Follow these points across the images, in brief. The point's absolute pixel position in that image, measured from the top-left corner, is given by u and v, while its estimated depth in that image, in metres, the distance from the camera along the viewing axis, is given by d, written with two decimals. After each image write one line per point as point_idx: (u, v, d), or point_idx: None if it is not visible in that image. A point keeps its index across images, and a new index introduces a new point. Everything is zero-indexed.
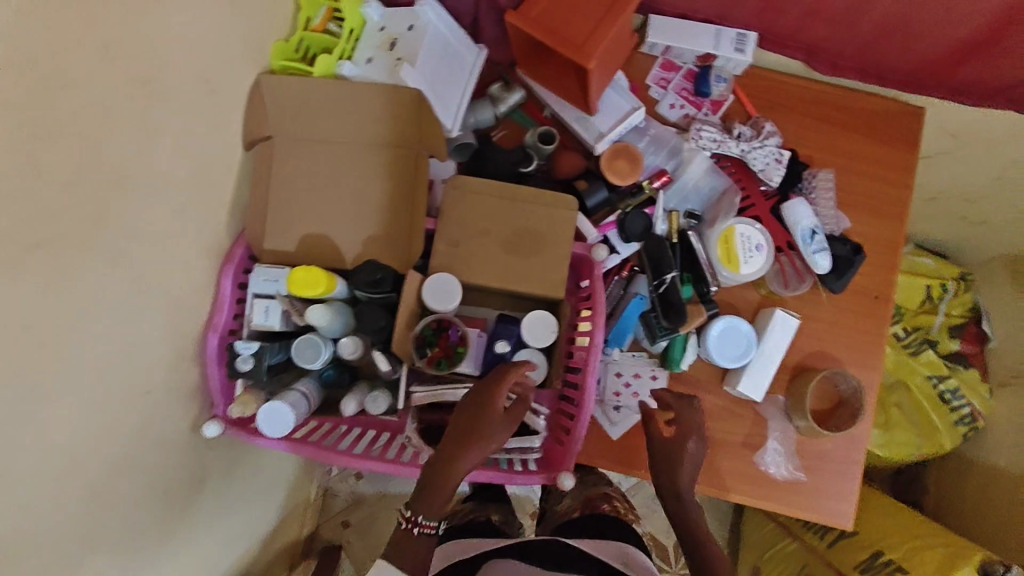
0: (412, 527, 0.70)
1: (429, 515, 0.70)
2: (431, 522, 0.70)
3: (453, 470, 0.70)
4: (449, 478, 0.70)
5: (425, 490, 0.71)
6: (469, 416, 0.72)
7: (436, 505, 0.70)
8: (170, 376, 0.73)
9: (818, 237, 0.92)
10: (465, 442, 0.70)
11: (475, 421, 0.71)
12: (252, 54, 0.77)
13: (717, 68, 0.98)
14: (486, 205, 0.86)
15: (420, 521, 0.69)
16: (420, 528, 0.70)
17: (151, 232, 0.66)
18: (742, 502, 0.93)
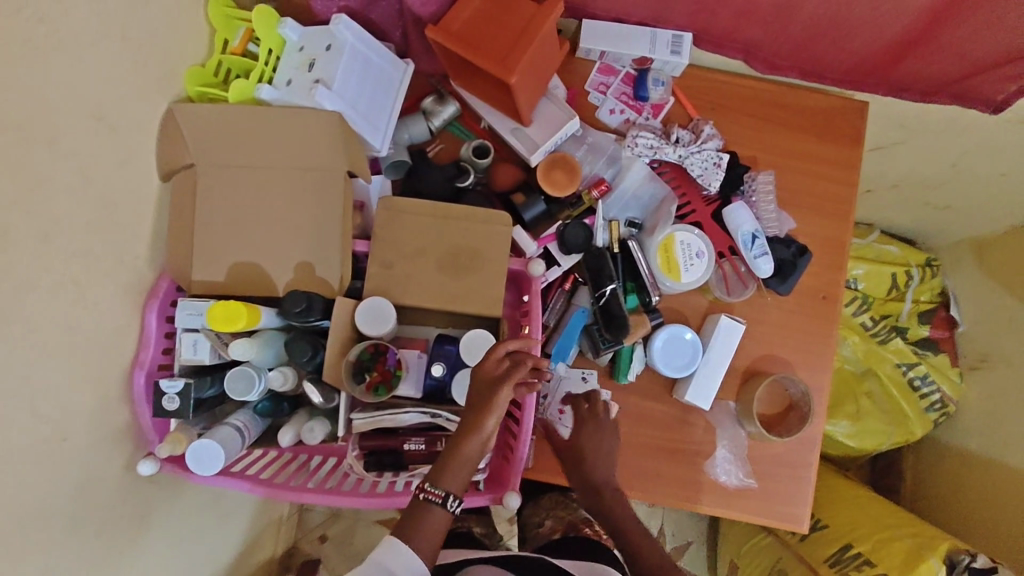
0: (420, 494, 0.69)
1: (441, 484, 0.69)
2: (438, 491, 0.68)
3: (466, 436, 0.69)
4: (462, 446, 0.69)
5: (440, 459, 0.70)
6: (481, 381, 0.71)
7: (453, 475, 0.69)
8: (94, 419, 0.72)
9: (759, 241, 0.91)
10: (476, 406, 0.69)
11: (483, 385, 0.70)
12: (165, 83, 0.75)
13: (655, 71, 0.96)
14: (418, 223, 0.85)
15: (425, 487, 0.68)
16: (425, 495, 0.68)
17: (57, 277, 0.63)
18: (710, 514, 0.92)
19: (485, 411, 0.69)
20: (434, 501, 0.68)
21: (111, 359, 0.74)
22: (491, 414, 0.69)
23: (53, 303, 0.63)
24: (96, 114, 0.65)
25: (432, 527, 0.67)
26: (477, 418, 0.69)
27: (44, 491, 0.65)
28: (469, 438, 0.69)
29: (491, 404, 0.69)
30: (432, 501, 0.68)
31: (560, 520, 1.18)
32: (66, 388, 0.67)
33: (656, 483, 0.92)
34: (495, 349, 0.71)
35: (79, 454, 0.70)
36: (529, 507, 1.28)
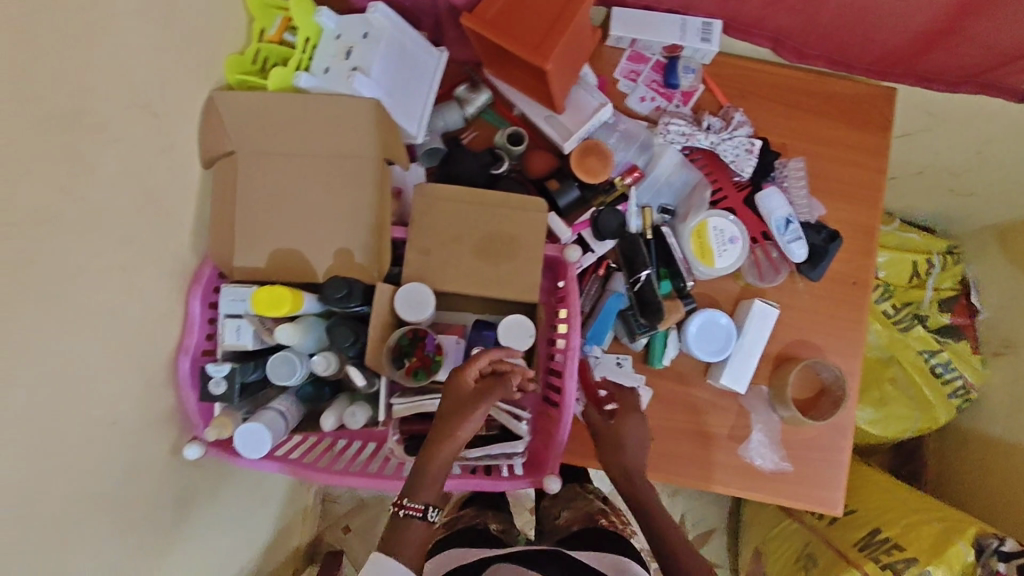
0: (400, 510, 0.69)
1: (418, 498, 0.69)
2: (417, 505, 0.69)
3: (440, 448, 0.71)
4: (434, 457, 0.71)
5: (413, 475, 0.71)
6: (452, 397, 0.73)
7: (428, 488, 0.70)
8: (141, 403, 0.73)
9: (793, 226, 0.90)
10: (450, 419, 0.72)
11: (457, 400, 0.73)
12: (205, 73, 0.76)
13: (685, 58, 0.96)
14: (455, 210, 0.85)
15: (404, 503, 0.69)
16: (404, 511, 0.68)
17: (108, 261, 0.64)
18: (732, 495, 0.93)
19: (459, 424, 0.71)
20: (415, 514, 0.68)
21: (157, 345, 0.75)
22: (466, 423, 0.71)
23: (104, 289, 0.64)
24: (142, 103, 0.66)
25: (415, 540, 0.68)
26: (450, 429, 0.71)
27: (95, 475, 0.66)
28: (443, 450, 0.71)
29: (466, 417, 0.71)
30: (412, 516, 0.68)
31: (578, 511, 1.16)
32: (115, 373, 0.68)
33: (691, 468, 0.93)
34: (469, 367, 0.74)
35: (127, 439, 0.71)
36: (548, 500, 1.26)
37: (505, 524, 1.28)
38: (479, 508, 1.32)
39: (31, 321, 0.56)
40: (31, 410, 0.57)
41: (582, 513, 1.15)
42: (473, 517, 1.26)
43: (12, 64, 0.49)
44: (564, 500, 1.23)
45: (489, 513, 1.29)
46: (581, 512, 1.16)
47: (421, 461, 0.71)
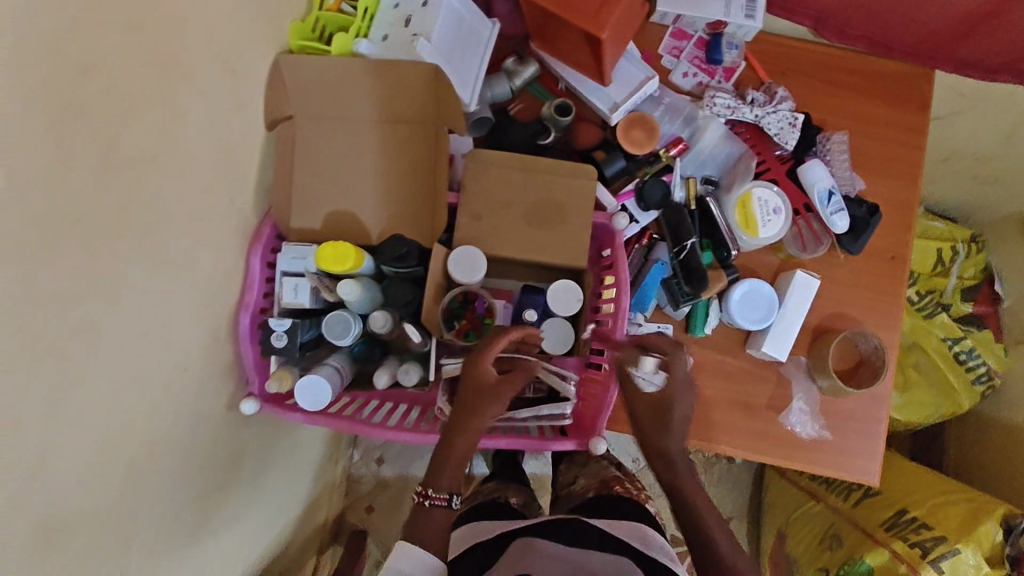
0: (424, 500, 0.74)
1: (441, 487, 0.75)
2: (441, 495, 0.74)
3: (458, 439, 0.75)
4: (454, 448, 0.75)
5: (433, 465, 0.75)
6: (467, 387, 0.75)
7: (448, 477, 0.75)
8: (206, 355, 0.75)
9: (835, 198, 0.92)
10: (468, 411, 0.74)
11: (475, 391, 0.75)
12: (274, 35, 0.77)
13: (729, 35, 0.98)
14: (506, 177, 0.87)
15: (429, 493, 0.74)
16: (430, 501, 0.74)
17: (189, 211, 0.66)
18: (732, 455, 0.94)
19: (476, 418, 0.74)
20: (440, 504, 0.74)
21: (222, 299, 0.76)
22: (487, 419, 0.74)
23: (186, 239, 0.66)
24: (225, 60, 0.68)
25: (439, 525, 0.74)
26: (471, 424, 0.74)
27: (167, 421, 0.68)
28: (461, 440, 0.75)
29: (485, 411, 0.74)
30: (438, 505, 0.74)
31: (595, 478, 1.12)
32: (188, 323, 0.70)
33: (733, 437, 0.94)
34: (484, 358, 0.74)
35: (193, 390, 0.73)
36: (563, 466, 1.24)
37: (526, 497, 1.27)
38: (503, 481, 1.32)
39: (127, 263, 0.57)
40: (123, 350, 0.59)
41: (599, 479, 1.10)
42: (494, 490, 1.25)
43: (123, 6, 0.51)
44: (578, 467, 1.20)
45: (512, 487, 1.27)
46: (597, 479, 1.11)
47: (442, 452, 0.75)
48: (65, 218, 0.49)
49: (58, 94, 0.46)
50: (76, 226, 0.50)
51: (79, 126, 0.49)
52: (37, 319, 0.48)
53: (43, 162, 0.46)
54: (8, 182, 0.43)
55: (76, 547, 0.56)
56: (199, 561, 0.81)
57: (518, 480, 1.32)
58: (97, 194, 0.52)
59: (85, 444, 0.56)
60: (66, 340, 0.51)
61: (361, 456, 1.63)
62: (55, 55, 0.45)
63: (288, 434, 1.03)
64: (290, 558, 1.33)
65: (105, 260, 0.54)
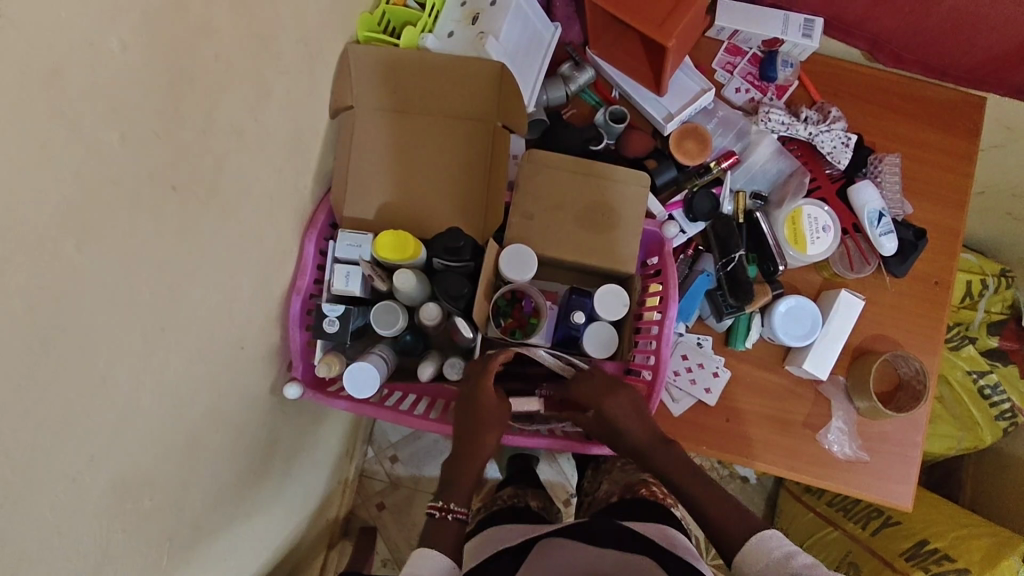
0: (447, 514, 0.76)
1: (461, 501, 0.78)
2: (461, 508, 0.77)
3: (477, 446, 0.79)
4: (469, 467, 0.80)
5: (449, 483, 0.80)
6: (479, 401, 0.79)
7: (458, 490, 0.79)
8: (257, 335, 0.75)
9: (886, 219, 0.93)
10: (485, 427, 0.79)
11: (490, 408, 0.79)
12: (346, 25, 0.79)
13: (784, 53, 0.99)
14: (560, 179, 0.88)
15: (454, 507, 0.76)
16: (455, 515, 0.76)
17: (256, 189, 0.67)
18: (767, 471, 0.94)
19: (489, 435, 0.80)
20: (462, 518, 0.76)
21: (277, 280, 0.77)
22: (491, 436, 0.80)
23: (255, 214, 0.67)
24: (304, 43, 0.70)
25: (446, 530, 0.74)
26: (478, 440, 0.79)
27: (223, 394, 0.69)
28: (478, 450, 0.79)
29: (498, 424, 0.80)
30: (461, 517, 0.77)
31: (618, 482, 1.08)
32: (249, 299, 0.70)
33: (773, 454, 0.93)
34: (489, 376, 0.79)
35: (244, 368, 0.73)
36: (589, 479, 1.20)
37: (545, 502, 1.25)
38: (519, 487, 1.28)
39: (209, 230, 0.59)
40: (196, 315, 0.60)
41: (621, 484, 1.08)
42: (513, 496, 1.21)
43: None
44: (604, 473, 1.16)
45: (529, 492, 1.24)
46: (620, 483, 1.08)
47: (460, 471, 0.80)
48: (166, 180, 0.52)
49: (161, 57, 0.48)
50: (165, 188, 0.52)
51: (173, 91, 0.50)
52: (131, 271, 0.50)
53: (146, 122, 0.48)
54: (124, 138, 0.46)
55: (136, 505, 0.57)
56: (230, 541, 0.81)
57: (535, 485, 1.30)
58: (184, 161, 0.53)
59: (148, 411, 0.56)
60: (139, 305, 0.52)
61: (375, 453, 1.61)
62: (163, 22, 0.47)
63: (317, 422, 1.03)
64: (300, 552, 1.31)
65: (191, 224, 0.56)
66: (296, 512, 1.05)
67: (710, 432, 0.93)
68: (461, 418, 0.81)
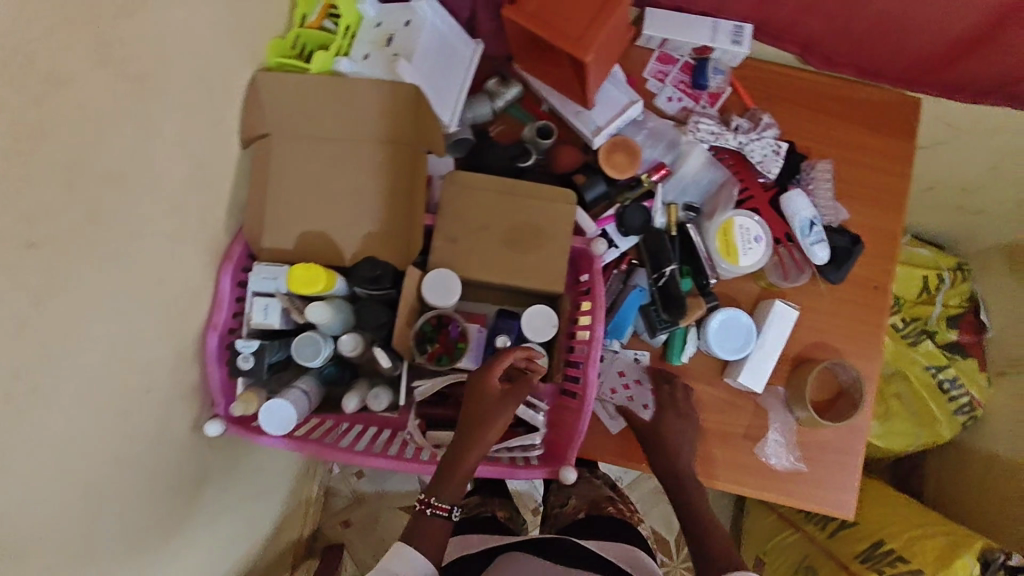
0: (426, 507, 0.71)
1: (445, 497, 0.71)
2: (444, 504, 0.71)
3: (471, 447, 0.73)
4: (464, 458, 0.73)
5: (441, 475, 0.72)
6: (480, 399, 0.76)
7: (450, 485, 0.72)
8: (170, 377, 0.72)
9: (817, 228, 0.91)
10: (481, 420, 0.73)
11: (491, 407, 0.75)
12: (250, 52, 0.76)
13: (715, 60, 0.97)
14: (484, 199, 0.86)
15: (433, 501, 0.70)
16: (435, 510, 0.70)
17: (151, 232, 0.64)
18: (729, 491, 0.93)
19: (495, 426, 0.73)
20: (442, 514, 0.70)
21: (189, 319, 0.74)
22: (496, 427, 0.73)
23: (152, 256, 0.65)
24: (199, 75, 0.67)
25: (431, 536, 0.69)
26: (482, 429, 0.73)
27: (129, 444, 0.66)
28: (472, 451, 0.73)
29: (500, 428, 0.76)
30: (439, 515, 0.70)
31: (586, 497, 1.09)
32: (154, 342, 0.68)
33: (709, 465, 0.93)
34: (495, 369, 0.78)
35: (157, 412, 0.70)
36: (554, 487, 1.19)
37: (511, 513, 1.21)
38: (486, 496, 1.25)
39: (90, 280, 0.57)
40: (82, 368, 0.58)
41: (588, 497, 1.09)
42: (477, 506, 1.18)
43: (80, 24, 0.50)
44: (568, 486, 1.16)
45: (495, 501, 1.21)
46: (588, 497, 1.09)
47: (455, 462, 0.73)
48: (25, 235, 0.49)
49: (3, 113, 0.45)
50: (26, 245, 0.49)
51: (26, 144, 0.47)
52: None
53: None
54: None
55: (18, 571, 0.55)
56: None
57: (499, 493, 1.27)
58: (48, 213, 0.51)
59: (30, 473, 0.54)
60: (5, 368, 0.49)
61: (339, 470, 1.59)
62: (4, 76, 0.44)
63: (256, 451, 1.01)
64: None
65: (65, 277, 0.54)
66: (241, 542, 1.04)
67: None
68: (467, 405, 0.76)
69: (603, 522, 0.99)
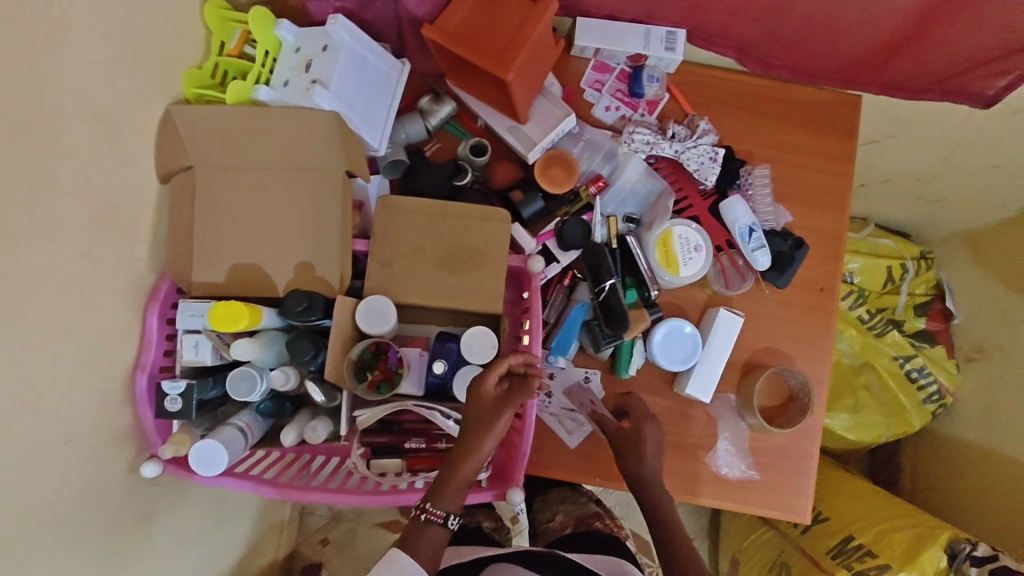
0: (420, 514, 0.72)
1: (441, 505, 0.72)
2: (439, 511, 0.72)
3: (466, 458, 0.73)
4: (459, 468, 0.73)
5: (439, 482, 0.73)
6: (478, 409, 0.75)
7: (447, 494, 0.73)
8: (98, 424, 0.71)
9: (757, 234, 0.92)
10: (476, 430, 0.73)
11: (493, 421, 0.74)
12: (159, 86, 0.74)
13: (650, 67, 0.95)
14: (419, 222, 0.85)
15: (427, 508, 0.72)
16: (427, 516, 0.72)
17: (58, 284, 0.62)
18: (715, 507, 0.93)
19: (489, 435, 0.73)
20: (437, 520, 0.72)
21: (114, 363, 0.73)
22: (489, 437, 0.73)
23: (62, 307, 0.63)
24: (97, 116, 0.64)
25: (429, 542, 0.72)
26: (477, 440, 0.73)
27: (55, 500, 0.64)
28: (467, 463, 0.73)
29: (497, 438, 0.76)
30: (433, 521, 0.72)
31: (572, 515, 1.12)
32: (74, 393, 0.66)
33: (678, 481, 0.92)
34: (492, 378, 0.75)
35: (85, 462, 0.69)
36: (537, 502, 1.22)
37: (498, 522, 1.20)
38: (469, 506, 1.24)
39: None
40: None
41: (576, 515, 1.12)
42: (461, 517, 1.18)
43: None
44: (553, 504, 1.19)
45: (481, 511, 1.21)
46: (575, 515, 1.12)
47: (452, 471, 0.73)
48: None
49: None
50: None
51: None
52: None
53: None
54: None
55: None
56: None
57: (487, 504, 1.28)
58: None
59: None
60: None
61: None
62: None
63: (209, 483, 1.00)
64: None
65: None
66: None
67: (606, 463, 0.92)
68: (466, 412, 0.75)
69: (591, 540, 1.01)
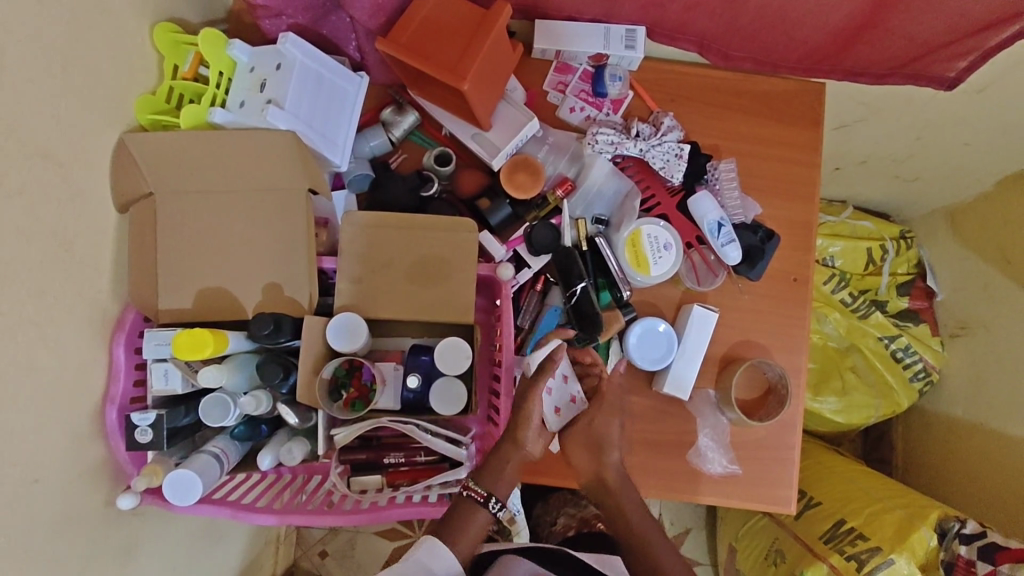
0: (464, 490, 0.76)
1: (484, 484, 0.76)
2: (481, 490, 0.75)
3: (511, 449, 0.77)
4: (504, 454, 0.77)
5: (488, 468, 0.77)
6: (533, 409, 0.76)
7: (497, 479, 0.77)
8: (69, 460, 0.70)
9: (726, 228, 0.91)
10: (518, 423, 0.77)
11: (533, 410, 0.77)
12: (109, 115, 0.73)
13: (612, 66, 0.94)
14: (385, 235, 0.85)
15: (469, 485, 0.75)
16: (469, 491, 0.75)
17: (12, 325, 0.61)
18: (713, 503, 0.93)
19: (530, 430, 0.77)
20: (477, 499, 0.75)
21: (82, 397, 0.72)
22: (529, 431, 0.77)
23: (20, 347, 0.62)
24: (42, 152, 0.63)
25: (472, 525, 0.74)
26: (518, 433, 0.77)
27: (27, 540, 0.63)
28: (515, 450, 0.77)
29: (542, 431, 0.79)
30: (475, 499, 0.75)
31: (574, 517, 1.13)
32: (41, 432, 0.65)
33: (672, 480, 0.92)
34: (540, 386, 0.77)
35: (61, 498, 0.68)
36: (538, 508, 1.23)
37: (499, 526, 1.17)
38: None
39: None
40: None
41: (579, 518, 1.13)
42: None
43: None
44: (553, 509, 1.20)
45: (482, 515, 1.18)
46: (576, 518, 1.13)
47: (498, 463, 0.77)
48: None
49: None
50: None
51: None
52: None
53: None
54: None
55: None
56: None
57: None
58: None
59: None
60: None
61: None
62: None
63: None
64: None
65: None
66: None
67: None
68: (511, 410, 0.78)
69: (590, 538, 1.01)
